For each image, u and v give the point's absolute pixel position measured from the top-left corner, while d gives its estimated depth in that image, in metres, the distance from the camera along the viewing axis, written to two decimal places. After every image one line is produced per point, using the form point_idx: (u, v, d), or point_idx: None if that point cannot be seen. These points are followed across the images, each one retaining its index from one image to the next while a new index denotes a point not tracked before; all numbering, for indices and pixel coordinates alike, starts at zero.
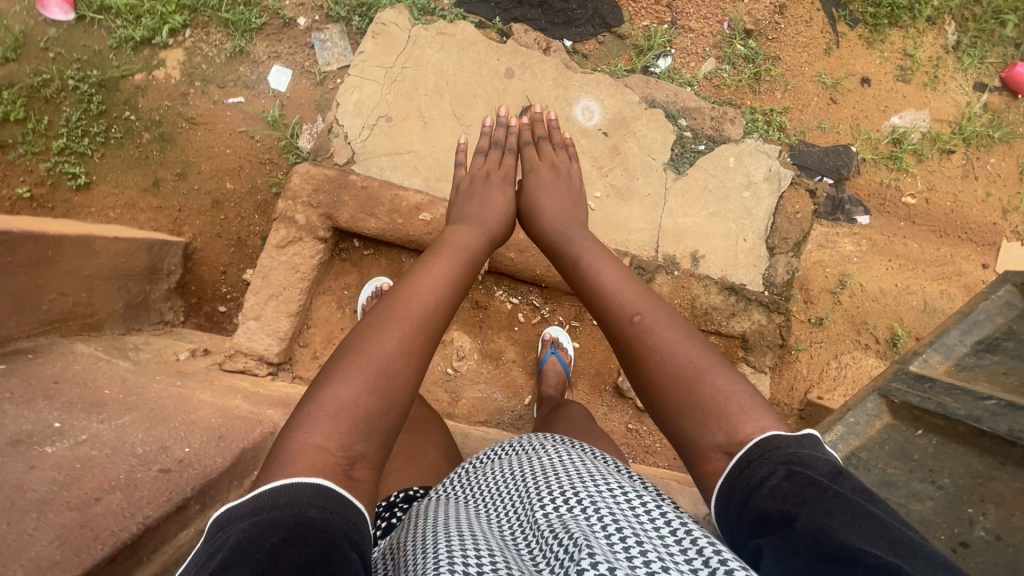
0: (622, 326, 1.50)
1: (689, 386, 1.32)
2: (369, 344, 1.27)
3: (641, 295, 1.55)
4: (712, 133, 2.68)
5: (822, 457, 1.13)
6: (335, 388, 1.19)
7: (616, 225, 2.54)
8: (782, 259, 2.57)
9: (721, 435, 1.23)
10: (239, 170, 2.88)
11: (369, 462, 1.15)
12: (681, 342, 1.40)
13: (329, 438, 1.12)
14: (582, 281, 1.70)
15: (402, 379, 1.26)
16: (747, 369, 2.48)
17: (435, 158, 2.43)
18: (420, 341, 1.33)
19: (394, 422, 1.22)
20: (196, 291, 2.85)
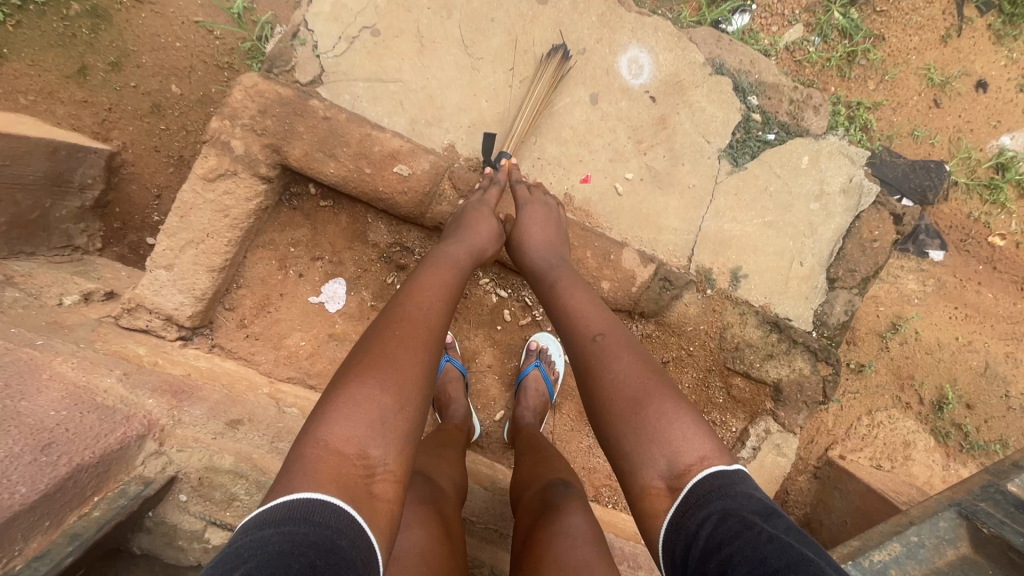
0: (582, 341, 1.31)
1: (635, 415, 1.15)
2: (383, 347, 1.23)
3: (601, 312, 1.37)
4: (788, 121, 2.06)
5: (754, 496, 1.00)
6: (353, 389, 1.14)
7: (644, 219, 2.00)
8: (842, 295, 2.04)
9: (661, 463, 1.09)
10: (189, 72, 2.30)
11: (388, 471, 1.10)
12: (637, 367, 1.23)
13: (347, 441, 1.08)
14: (551, 291, 1.51)
15: (416, 384, 1.20)
16: (773, 426, 2.01)
17: (428, 94, 1.90)
18: (431, 345, 1.28)
19: (414, 426, 1.17)
20: (122, 215, 2.31)
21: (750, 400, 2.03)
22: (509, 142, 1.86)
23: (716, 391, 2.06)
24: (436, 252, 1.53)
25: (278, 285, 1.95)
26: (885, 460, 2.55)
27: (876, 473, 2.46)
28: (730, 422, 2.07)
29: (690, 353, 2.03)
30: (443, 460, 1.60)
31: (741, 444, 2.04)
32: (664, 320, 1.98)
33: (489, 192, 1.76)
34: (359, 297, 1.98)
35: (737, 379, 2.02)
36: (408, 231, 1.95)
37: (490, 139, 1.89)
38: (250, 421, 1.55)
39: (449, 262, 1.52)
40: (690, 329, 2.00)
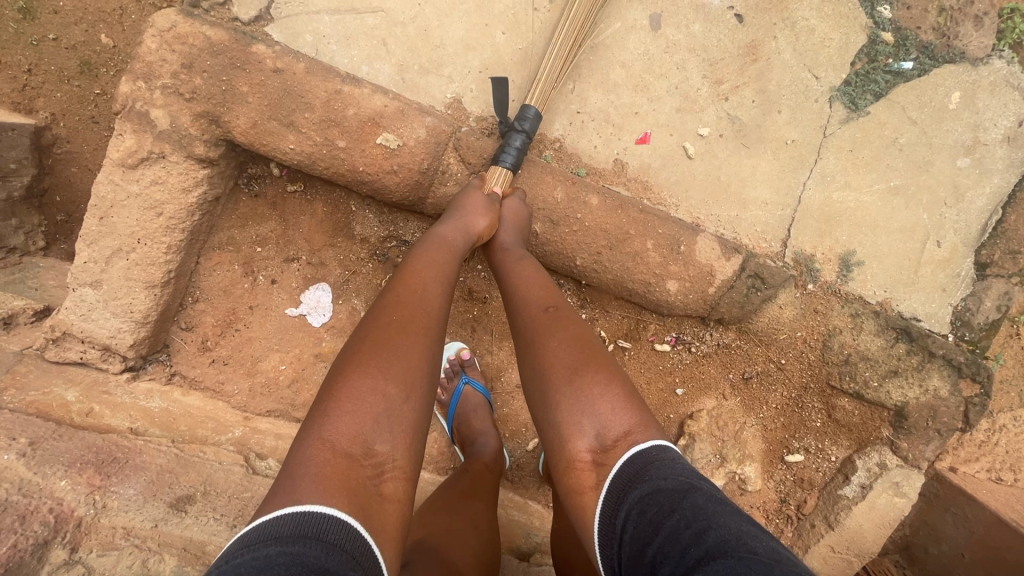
0: (532, 310, 1.06)
1: (556, 385, 0.93)
2: (378, 329, 0.92)
3: (547, 282, 1.13)
4: (934, 40, 1.44)
5: (672, 472, 0.78)
6: (349, 377, 0.85)
7: (725, 191, 1.46)
8: (997, 286, 1.49)
9: (589, 432, 0.87)
10: (119, 15, 1.77)
11: (396, 468, 0.83)
12: (582, 339, 0.98)
13: (347, 439, 0.80)
14: (500, 255, 1.23)
15: (425, 373, 0.91)
16: (891, 459, 1.53)
17: (422, 27, 1.36)
18: (435, 327, 0.97)
19: (424, 422, 0.89)
20: (64, 204, 1.88)
21: (861, 426, 1.55)
22: (535, 89, 1.31)
23: (814, 414, 1.58)
24: (434, 233, 1.13)
25: (245, 295, 1.51)
26: (1005, 472, 1.55)
27: (1003, 497, 1.48)
28: (829, 450, 1.60)
29: (781, 368, 1.55)
30: (463, 530, 1.17)
31: (843, 479, 1.58)
32: (747, 325, 1.50)
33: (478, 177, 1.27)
34: (349, 307, 1.54)
35: (843, 401, 1.54)
36: (405, 221, 1.49)
37: (501, 88, 1.30)
38: (205, 496, 1.17)
39: (453, 248, 1.12)
40: (783, 336, 1.51)
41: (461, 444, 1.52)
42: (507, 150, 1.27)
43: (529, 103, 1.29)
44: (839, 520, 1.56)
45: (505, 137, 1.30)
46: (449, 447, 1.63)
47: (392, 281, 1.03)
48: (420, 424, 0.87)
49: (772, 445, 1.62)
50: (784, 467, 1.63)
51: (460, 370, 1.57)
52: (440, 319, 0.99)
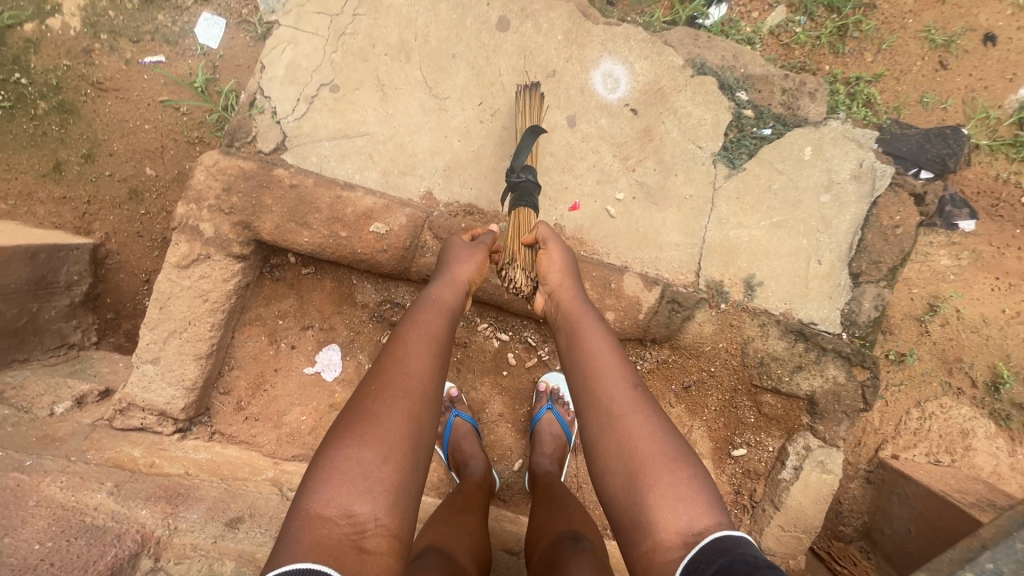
0: (615, 386, 1.13)
1: (642, 471, 1.02)
2: (367, 400, 1.04)
3: (622, 355, 1.21)
4: (783, 112, 1.92)
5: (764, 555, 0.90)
6: (336, 446, 0.99)
7: (644, 238, 1.87)
8: (869, 289, 1.88)
9: (682, 512, 0.97)
10: (161, 152, 2.26)
11: (381, 528, 0.93)
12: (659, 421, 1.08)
13: (331, 505, 0.93)
14: (563, 316, 1.34)
15: (407, 434, 1.02)
16: (813, 442, 1.84)
17: (398, 143, 1.81)
18: (422, 389, 1.07)
19: (405, 481, 0.98)
20: (114, 304, 2.29)
21: (784, 417, 1.87)
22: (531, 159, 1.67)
23: (746, 411, 1.91)
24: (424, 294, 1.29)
25: (271, 360, 1.86)
26: None
27: None
28: (766, 441, 1.91)
29: (712, 375, 1.89)
30: (463, 540, 1.42)
31: (780, 464, 1.88)
32: (677, 343, 1.85)
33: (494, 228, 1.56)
34: (355, 361, 1.89)
35: (767, 396, 1.86)
36: (396, 286, 1.87)
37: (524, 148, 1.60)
38: (252, 516, 1.47)
39: (447, 310, 1.27)
40: (709, 348, 1.85)
41: (456, 467, 1.82)
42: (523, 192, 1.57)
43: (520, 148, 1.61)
44: (782, 500, 1.84)
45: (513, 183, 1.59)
46: (447, 474, 1.92)
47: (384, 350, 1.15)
48: (396, 482, 0.97)
49: (719, 443, 1.94)
50: (733, 461, 1.94)
51: (449, 405, 1.90)
52: (424, 380, 1.09)
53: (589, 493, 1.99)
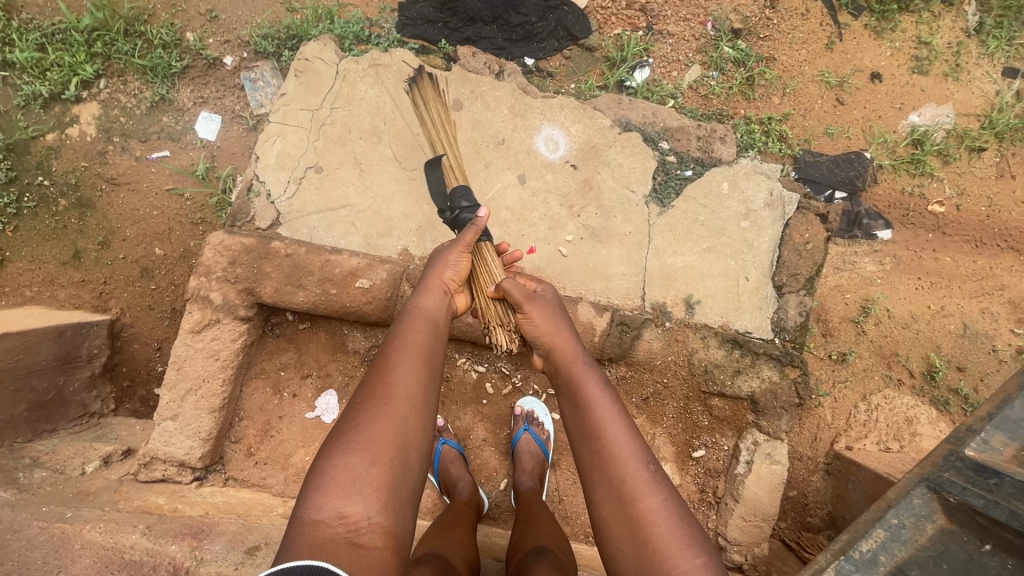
0: (632, 470, 1.26)
1: (658, 556, 1.16)
2: (355, 414, 1.24)
3: (637, 434, 1.33)
4: (700, 156, 2.28)
5: None
6: (328, 458, 1.18)
7: (593, 272, 2.17)
8: (792, 299, 2.17)
9: None
10: (168, 234, 2.56)
11: (373, 524, 1.11)
12: (671, 507, 1.22)
13: (325, 510, 1.11)
14: (569, 380, 1.48)
15: (390, 440, 1.21)
16: (760, 437, 2.09)
17: (376, 210, 2.12)
18: (403, 400, 1.27)
19: (390, 480, 1.17)
20: (129, 373, 2.52)
21: (732, 417, 2.13)
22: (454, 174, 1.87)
23: (699, 415, 2.16)
24: (409, 308, 1.50)
25: (276, 408, 2.10)
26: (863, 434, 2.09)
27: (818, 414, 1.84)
28: (721, 441, 2.16)
29: (666, 386, 2.14)
30: (454, 546, 1.62)
31: (736, 461, 2.12)
32: (632, 360, 2.11)
33: (479, 215, 1.70)
34: None
35: (715, 400, 2.12)
36: (383, 333, 2.14)
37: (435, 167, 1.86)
38: (268, 545, 1.68)
39: (426, 318, 1.48)
40: (660, 362, 2.11)
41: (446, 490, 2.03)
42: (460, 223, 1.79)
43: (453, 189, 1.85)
44: (740, 492, 2.07)
45: (454, 221, 1.81)
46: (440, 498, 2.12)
47: (370, 369, 1.35)
48: (380, 480, 1.16)
49: (680, 446, 2.18)
50: (694, 463, 2.18)
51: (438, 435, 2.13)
52: (403, 391, 1.28)
53: (570, 505, 2.20)
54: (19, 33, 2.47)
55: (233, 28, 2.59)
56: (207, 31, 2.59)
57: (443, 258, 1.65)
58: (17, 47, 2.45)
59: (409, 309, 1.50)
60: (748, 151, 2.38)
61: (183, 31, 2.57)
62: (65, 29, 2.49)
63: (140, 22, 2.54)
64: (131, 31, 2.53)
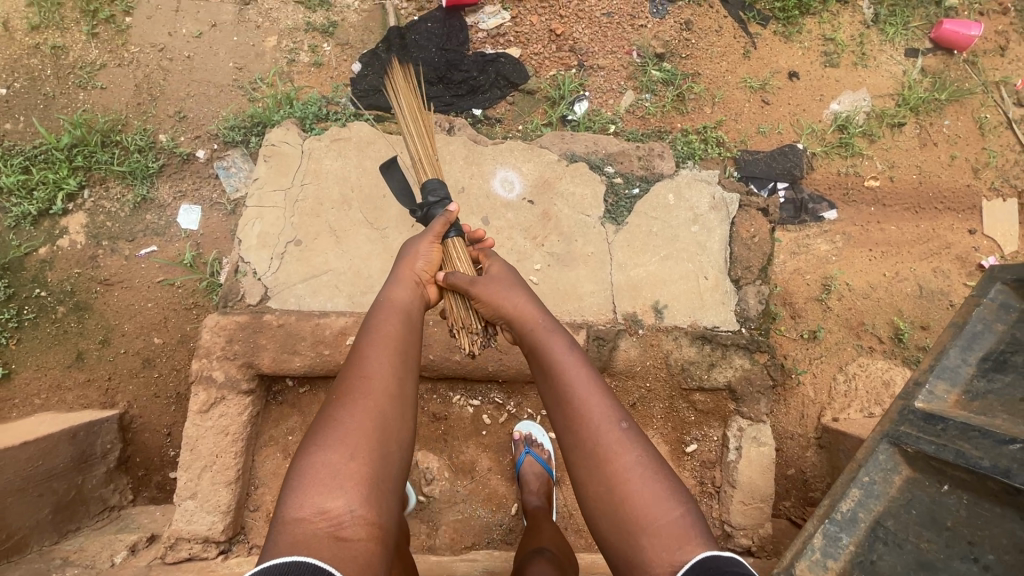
0: (604, 431, 1.41)
1: (631, 507, 1.32)
2: (336, 413, 1.38)
3: (607, 397, 1.47)
4: (644, 174, 2.50)
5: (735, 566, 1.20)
6: (307, 457, 1.31)
7: (565, 294, 2.32)
8: (750, 289, 2.36)
9: (664, 537, 1.27)
10: (164, 323, 2.69)
11: (355, 515, 1.24)
12: (645, 463, 1.36)
13: (308, 507, 1.24)
14: (538, 348, 1.59)
15: (369, 435, 1.34)
16: (744, 422, 2.23)
17: (356, 271, 2.28)
18: (379, 396, 1.41)
19: (370, 473, 1.30)
20: (143, 462, 2.61)
21: (716, 408, 2.27)
22: (426, 166, 1.98)
23: (685, 411, 2.30)
24: (384, 304, 1.63)
25: None
26: None
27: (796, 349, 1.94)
28: (710, 433, 2.30)
29: (649, 389, 2.28)
30: None
31: (726, 449, 2.25)
32: (614, 370, 2.25)
33: (449, 210, 1.81)
34: None
35: (697, 395, 2.27)
36: None
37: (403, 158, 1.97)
38: None
39: (400, 311, 1.63)
40: (640, 368, 2.25)
41: None
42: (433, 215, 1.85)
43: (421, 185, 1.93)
44: (736, 478, 2.19)
45: (426, 217, 1.88)
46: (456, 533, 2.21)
47: (349, 368, 1.48)
48: (359, 476, 1.29)
49: (674, 444, 2.31)
50: (690, 457, 2.30)
51: None
52: (379, 389, 1.42)
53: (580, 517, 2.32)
54: (4, 160, 2.66)
55: (201, 124, 2.80)
56: (178, 130, 2.80)
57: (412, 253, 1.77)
58: (4, 173, 2.64)
59: (382, 308, 1.63)
60: (687, 163, 2.61)
61: (156, 134, 2.78)
62: (46, 150, 2.68)
63: (115, 132, 2.74)
64: (108, 142, 2.73)
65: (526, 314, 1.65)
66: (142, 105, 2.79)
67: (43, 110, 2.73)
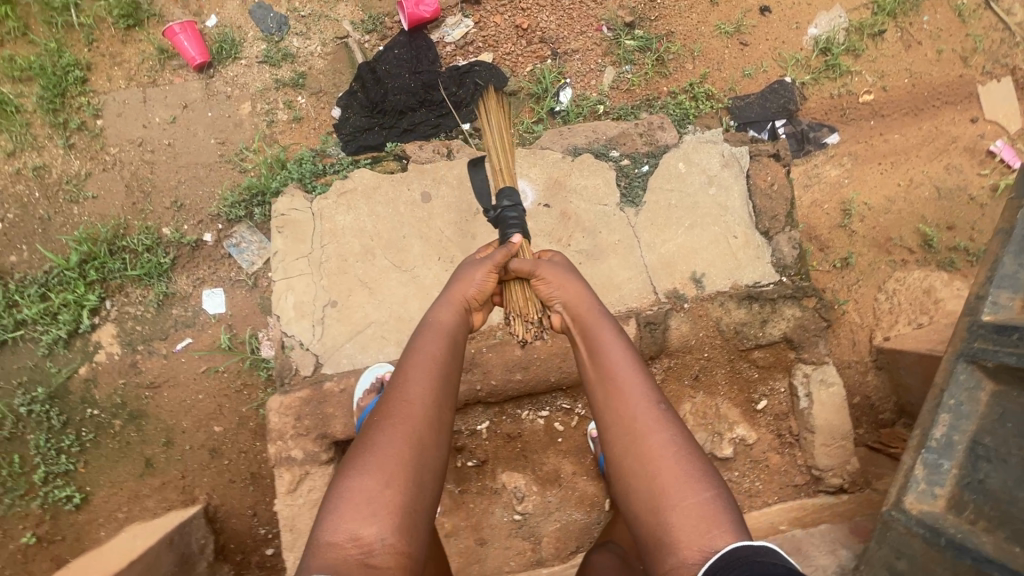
0: (642, 419, 1.42)
1: (666, 495, 1.33)
2: (370, 435, 1.38)
3: (647, 384, 1.47)
4: (649, 149, 2.49)
5: (776, 560, 1.18)
6: (342, 481, 1.32)
7: (604, 287, 2.32)
8: (782, 237, 2.37)
9: (699, 522, 1.29)
10: (220, 410, 2.71)
11: (385, 545, 1.26)
12: (680, 449, 1.38)
13: (341, 531, 1.26)
14: (584, 337, 1.60)
15: (405, 462, 1.33)
16: (808, 368, 2.28)
17: (397, 317, 2.29)
18: (416, 420, 1.39)
19: (405, 501, 1.31)
20: (238, 546, 2.66)
21: (776, 360, 2.31)
22: (504, 176, 1.96)
23: (747, 371, 2.33)
24: (428, 320, 1.59)
25: None
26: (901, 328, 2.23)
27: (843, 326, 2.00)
28: (776, 385, 2.33)
29: (709, 358, 2.31)
30: None
31: (796, 397, 2.29)
32: (671, 350, 2.28)
33: (512, 243, 1.74)
34: (447, 490, 2.29)
35: (756, 352, 2.30)
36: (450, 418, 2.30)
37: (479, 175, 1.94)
38: None
39: (445, 332, 1.56)
40: (695, 341, 2.28)
41: None
42: (511, 223, 1.81)
43: (499, 191, 1.92)
44: (812, 424, 2.24)
45: (499, 220, 1.84)
46: (560, 541, 2.26)
47: (388, 387, 1.46)
48: (395, 506, 1.29)
49: (745, 405, 2.34)
50: (763, 414, 2.33)
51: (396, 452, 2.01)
52: (418, 413, 1.40)
53: None
54: (20, 292, 2.65)
55: (200, 208, 2.78)
56: (180, 220, 2.78)
57: (467, 266, 1.72)
58: (24, 305, 2.63)
59: (424, 325, 1.58)
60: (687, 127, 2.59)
61: (160, 229, 2.76)
62: (58, 272, 2.67)
63: (120, 237, 2.72)
64: (115, 249, 2.72)
65: (581, 306, 1.64)
66: (138, 204, 2.77)
67: (44, 234, 2.71)
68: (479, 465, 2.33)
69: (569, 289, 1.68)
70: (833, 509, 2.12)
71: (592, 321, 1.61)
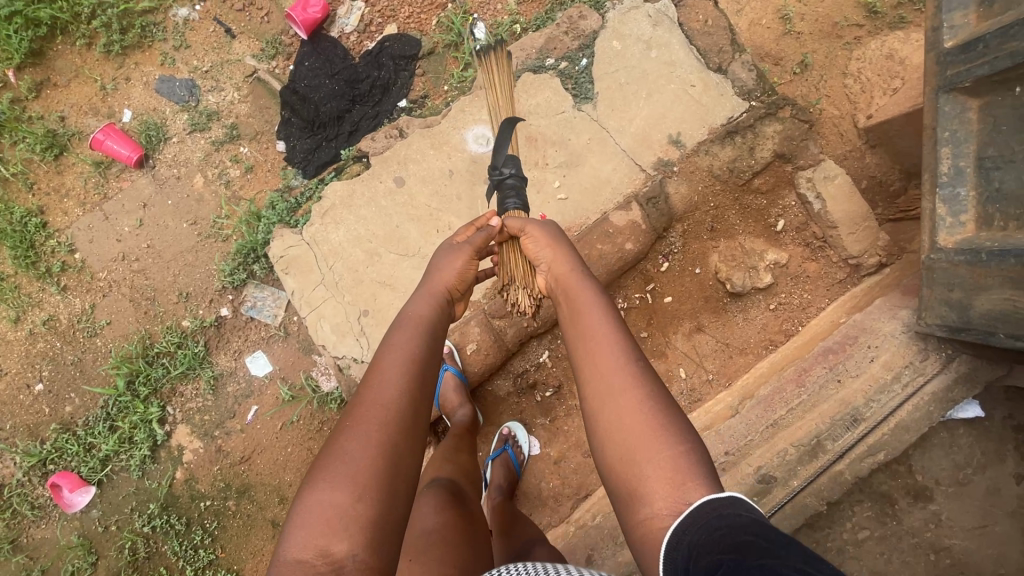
0: (617, 370, 1.36)
1: (644, 447, 1.24)
2: (341, 438, 1.31)
3: (620, 334, 1.43)
4: (580, 42, 2.50)
5: (740, 508, 1.08)
6: (310, 493, 1.23)
7: (595, 186, 2.37)
8: (735, 65, 2.40)
9: (678, 472, 1.19)
10: (312, 453, 2.83)
11: (356, 561, 1.15)
12: (657, 402, 1.30)
13: (310, 548, 1.16)
14: (564, 295, 1.61)
15: (376, 467, 1.26)
16: (808, 173, 2.34)
17: None
18: (388, 420, 1.32)
19: (378, 513, 1.21)
20: None
21: (777, 180, 2.38)
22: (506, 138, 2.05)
23: (755, 201, 2.40)
24: (404, 314, 1.58)
25: None
26: None
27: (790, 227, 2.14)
28: (787, 202, 2.40)
29: (716, 207, 2.39)
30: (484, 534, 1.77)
31: (809, 204, 2.36)
32: (679, 214, 2.37)
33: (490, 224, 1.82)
34: (541, 425, 2.44)
35: (756, 181, 2.37)
36: (513, 364, 2.45)
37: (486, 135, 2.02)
38: (596, 552, 1.93)
39: (422, 325, 1.55)
40: (699, 198, 2.36)
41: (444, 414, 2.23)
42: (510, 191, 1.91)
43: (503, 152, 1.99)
44: (833, 220, 2.31)
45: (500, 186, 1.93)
46: None
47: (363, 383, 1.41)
48: (366, 518, 1.20)
49: (766, 232, 2.41)
50: (785, 233, 2.41)
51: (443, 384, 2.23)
52: (393, 412, 1.34)
53: (736, 340, 2.38)
54: (90, 433, 2.77)
55: (205, 288, 2.85)
56: (193, 307, 2.85)
57: (445, 249, 1.76)
58: (99, 442, 2.76)
59: (399, 322, 1.57)
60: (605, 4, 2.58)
61: (181, 323, 2.85)
62: (114, 401, 2.78)
63: (150, 347, 2.81)
64: (152, 358, 2.81)
65: (561, 267, 1.66)
66: (149, 311, 2.84)
67: (83, 374, 2.81)
68: (557, 392, 2.45)
69: (546, 253, 1.71)
70: (880, 284, 2.20)
71: (569, 278, 1.62)
